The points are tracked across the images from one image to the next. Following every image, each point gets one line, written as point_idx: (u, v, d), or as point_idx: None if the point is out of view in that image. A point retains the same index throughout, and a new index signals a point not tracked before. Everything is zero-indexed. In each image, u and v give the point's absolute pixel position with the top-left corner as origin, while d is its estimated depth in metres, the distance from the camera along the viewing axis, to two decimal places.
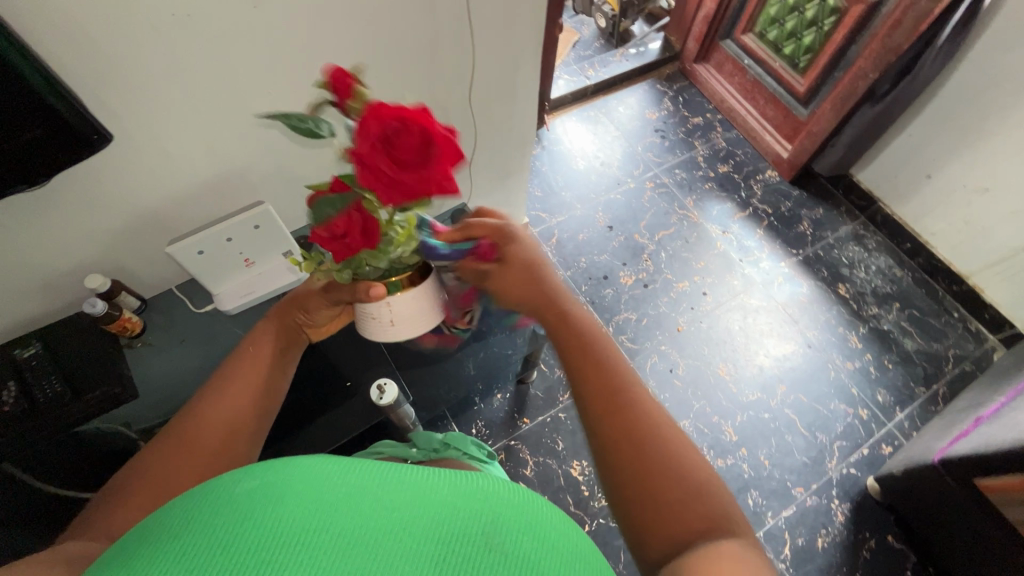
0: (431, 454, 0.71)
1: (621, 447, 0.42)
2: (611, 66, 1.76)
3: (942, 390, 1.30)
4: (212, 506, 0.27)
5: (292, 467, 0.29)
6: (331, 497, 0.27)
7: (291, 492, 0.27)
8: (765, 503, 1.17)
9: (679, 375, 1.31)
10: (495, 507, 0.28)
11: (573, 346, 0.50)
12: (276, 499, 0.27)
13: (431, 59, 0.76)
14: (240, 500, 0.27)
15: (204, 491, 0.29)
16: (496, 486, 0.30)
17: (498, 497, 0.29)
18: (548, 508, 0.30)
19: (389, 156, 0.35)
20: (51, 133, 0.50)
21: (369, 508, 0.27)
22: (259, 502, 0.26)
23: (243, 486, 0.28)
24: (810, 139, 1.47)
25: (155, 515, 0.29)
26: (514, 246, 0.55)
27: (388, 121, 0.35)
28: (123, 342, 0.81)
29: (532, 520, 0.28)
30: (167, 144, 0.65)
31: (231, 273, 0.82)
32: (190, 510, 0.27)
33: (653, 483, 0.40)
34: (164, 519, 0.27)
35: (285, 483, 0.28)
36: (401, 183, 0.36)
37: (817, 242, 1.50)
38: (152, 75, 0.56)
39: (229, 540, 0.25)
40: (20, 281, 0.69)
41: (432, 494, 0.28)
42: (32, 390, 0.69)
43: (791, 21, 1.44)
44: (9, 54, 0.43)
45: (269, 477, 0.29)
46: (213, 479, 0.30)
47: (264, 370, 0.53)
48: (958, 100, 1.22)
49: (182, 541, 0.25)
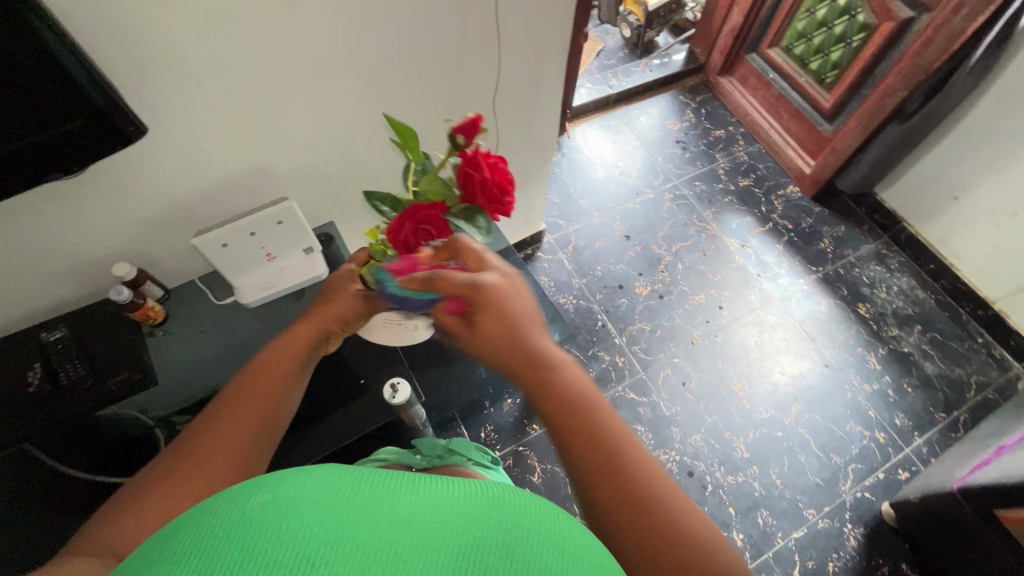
0: (436, 461, 0.71)
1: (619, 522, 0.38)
2: (635, 75, 1.75)
3: (963, 417, 1.27)
4: (220, 520, 0.25)
5: (304, 479, 0.27)
6: (346, 510, 0.25)
7: (299, 503, 0.25)
8: (775, 523, 1.15)
9: (692, 389, 1.30)
10: (512, 515, 0.26)
11: (550, 406, 0.43)
12: (285, 512, 0.25)
13: (459, 63, 0.77)
14: (251, 515, 0.25)
15: (209, 505, 0.27)
16: (509, 492, 0.28)
17: (511, 505, 0.27)
18: (560, 515, 0.28)
19: (495, 183, 0.49)
20: (92, 123, 0.52)
21: (388, 519, 0.25)
22: (267, 515, 0.24)
23: (252, 501, 0.26)
24: (834, 155, 1.46)
25: (155, 538, 0.26)
26: (487, 304, 0.48)
27: (494, 162, 0.50)
28: (145, 330, 0.82)
29: (551, 530, 0.26)
30: (198, 139, 0.66)
31: (253, 266, 0.83)
32: (200, 524, 0.25)
33: (650, 547, 0.37)
34: (165, 542, 0.25)
35: (293, 496, 0.26)
36: (496, 205, 0.51)
37: (838, 260, 1.47)
38: (187, 70, 0.58)
39: (242, 557, 0.23)
40: (51, 266, 0.71)
41: (448, 504, 0.26)
42: (56, 373, 0.72)
43: (819, 36, 1.41)
44: (56, 48, 0.45)
45: (275, 491, 0.26)
46: (216, 496, 0.27)
47: (279, 380, 0.53)
48: (989, 120, 1.20)
49: (191, 558, 0.23)
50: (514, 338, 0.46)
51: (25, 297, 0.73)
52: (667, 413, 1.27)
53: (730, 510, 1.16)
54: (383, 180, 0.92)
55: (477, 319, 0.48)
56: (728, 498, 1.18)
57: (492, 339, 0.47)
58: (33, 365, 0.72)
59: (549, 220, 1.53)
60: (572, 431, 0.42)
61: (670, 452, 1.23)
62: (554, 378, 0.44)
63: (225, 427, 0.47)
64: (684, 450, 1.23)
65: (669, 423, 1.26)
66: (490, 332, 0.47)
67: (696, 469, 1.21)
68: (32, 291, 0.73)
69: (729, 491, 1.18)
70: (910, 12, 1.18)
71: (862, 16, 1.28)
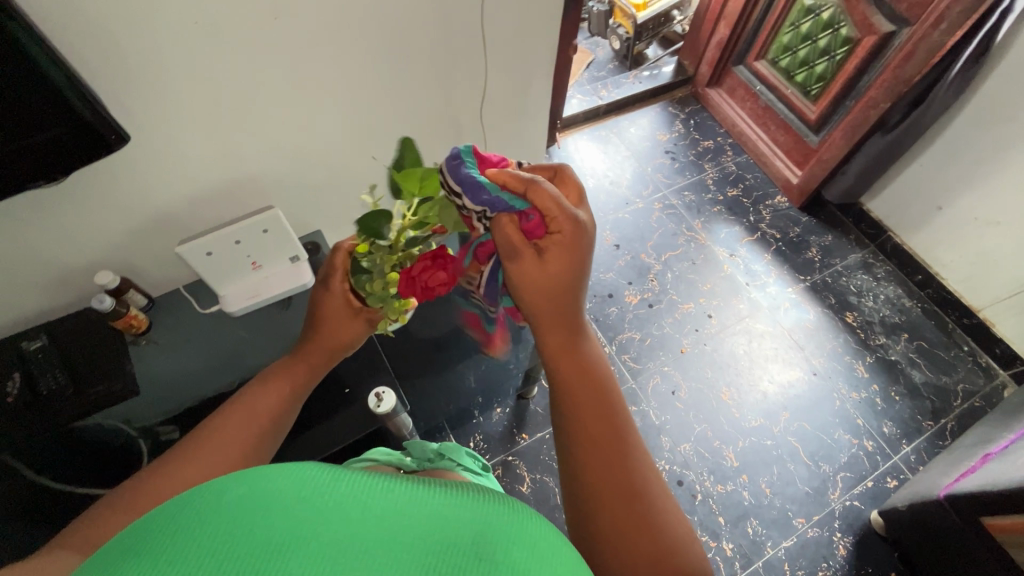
0: (425, 464, 0.71)
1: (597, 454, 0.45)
2: (624, 87, 1.78)
3: (950, 425, 1.28)
4: (193, 513, 0.25)
5: (282, 475, 0.28)
6: (319, 506, 0.25)
7: (275, 499, 0.25)
8: (765, 533, 1.15)
9: (681, 398, 1.30)
10: (486, 519, 0.27)
11: (563, 358, 0.50)
12: (260, 507, 0.25)
13: (445, 73, 0.78)
14: (225, 509, 0.25)
15: (185, 497, 0.27)
16: (483, 498, 0.29)
17: (486, 511, 0.27)
18: (535, 520, 0.29)
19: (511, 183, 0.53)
20: (73, 130, 0.52)
21: (361, 518, 0.25)
22: (242, 511, 0.25)
23: (226, 496, 0.26)
24: (820, 166, 1.47)
25: (130, 527, 0.26)
26: (574, 241, 0.47)
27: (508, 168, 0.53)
28: (128, 339, 0.82)
29: (523, 535, 0.27)
30: (182, 148, 0.66)
31: (238, 273, 0.83)
32: (174, 514, 0.26)
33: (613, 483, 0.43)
34: (138, 533, 0.25)
35: (269, 492, 0.26)
36: None
37: (825, 269, 1.49)
38: (171, 79, 0.58)
39: (213, 549, 0.23)
40: (31, 274, 0.70)
41: (420, 506, 0.27)
42: (35, 384, 0.70)
43: (803, 49, 1.44)
44: (35, 55, 0.45)
45: (252, 486, 0.27)
46: (192, 489, 0.28)
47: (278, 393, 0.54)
48: (969, 131, 1.22)
49: (163, 548, 0.23)
50: (564, 289, 0.49)
51: (5, 306, 0.73)
52: (657, 422, 1.27)
53: (720, 520, 1.16)
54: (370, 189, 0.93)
55: (548, 252, 0.48)
56: (718, 508, 1.17)
57: (550, 281, 0.48)
58: (13, 376, 0.70)
59: None
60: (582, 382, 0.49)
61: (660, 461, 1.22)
62: (575, 346, 0.51)
63: (226, 435, 0.48)
64: (674, 459, 1.23)
65: (658, 432, 1.26)
66: (551, 270, 0.48)
67: (685, 478, 1.20)
68: (12, 299, 0.72)
69: (719, 501, 1.18)
70: (891, 26, 1.21)
71: (845, 30, 1.31)
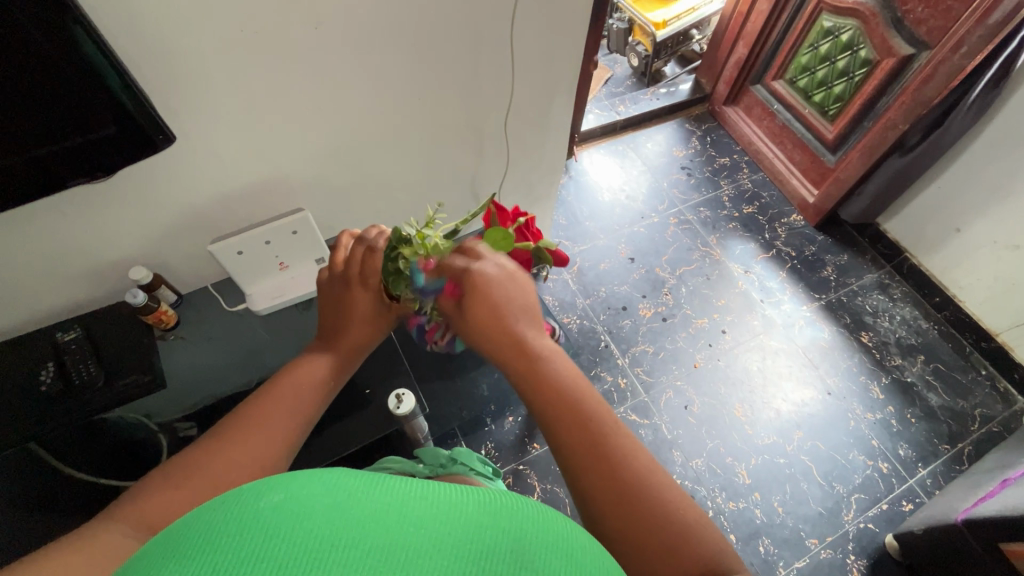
0: (438, 468, 0.72)
1: (603, 485, 0.40)
2: (642, 103, 1.80)
3: (967, 449, 1.26)
4: (235, 517, 0.26)
5: (321, 482, 0.28)
6: (357, 512, 0.26)
7: (316, 506, 0.26)
8: (777, 552, 1.14)
9: (694, 412, 1.30)
10: (523, 533, 0.27)
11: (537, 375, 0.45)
12: (301, 512, 0.26)
13: (473, 85, 0.80)
14: (264, 516, 0.26)
15: (222, 502, 0.28)
16: (520, 504, 0.29)
17: (523, 517, 0.28)
18: (568, 526, 0.29)
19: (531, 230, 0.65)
20: (122, 129, 0.54)
21: (399, 523, 0.25)
22: (284, 515, 0.25)
23: (268, 500, 0.27)
24: (837, 185, 1.48)
25: (174, 529, 0.27)
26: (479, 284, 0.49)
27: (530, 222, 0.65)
28: (157, 334, 0.83)
29: (558, 541, 0.27)
30: (220, 148, 0.69)
31: (266, 274, 0.85)
32: (214, 520, 0.26)
33: (647, 520, 0.38)
34: (185, 535, 0.26)
35: (309, 497, 0.27)
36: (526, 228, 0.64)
37: (840, 288, 1.48)
38: (214, 82, 0.60)
39: (259, 553, 0.24)
40: (69, 268, 0.73)
41: (460, 513, 0.27)
42: (68, 374, 0.73)
43: (822, 69, 1.45)
44: (96, 58, 0.47)
45: (292, 491, 0.27)
46: (234, 492, 0.29)
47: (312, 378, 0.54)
48: (989, 154, 1.22)
49: (209, 554, 0.24)
50: (508, 326, 0.48)
51: (43, 297, 0.75)
52: (669, 436, 1.26)
53: (731, 538, 1.15)
54: (394, 194, 0.95)
55: (469, 302, 0.49)
56: (729, 525, 1.16)
57: (488, 323, 0.48)
58: (47, 364, 0.73)
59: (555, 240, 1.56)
60: (552, 414, 0.43)
61: (672, 475, 1.22)
62: (544, 366, 0.45)
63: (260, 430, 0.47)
64: (686, 474, 1.22)
65: (670, 446, 1.25)
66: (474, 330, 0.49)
67: (697, 493, 1.20)
68: (49, 292, 0.75)
69: (731, 518, 1.17)
70: (910, 49, 1.22)
71: (864, 51, 1.32)
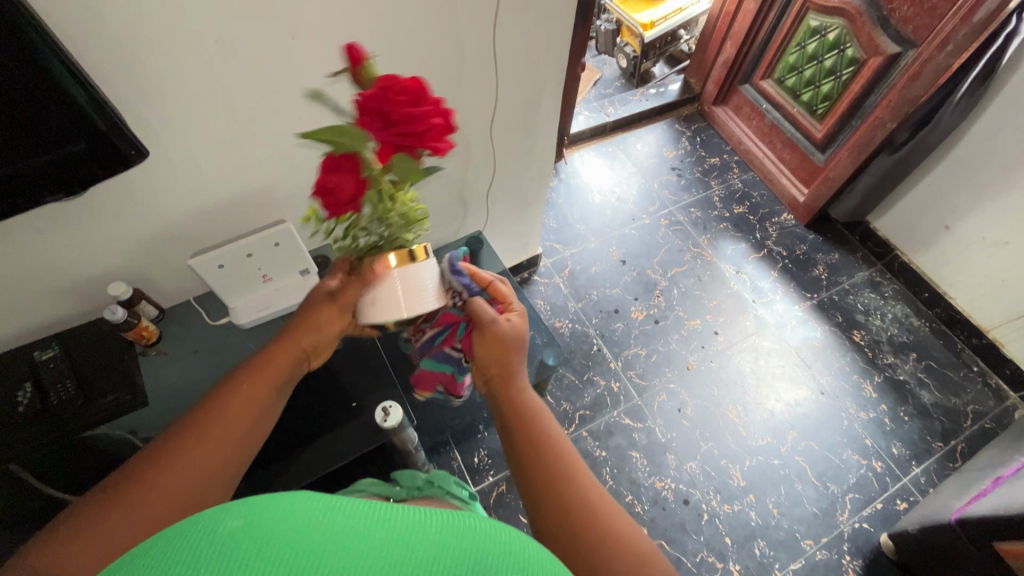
0: (414, 492, 0.69)
1: (545, 480, 0.48)
2: (632, 104, 1.79)
3: (961, 446, 1.26)
4: (188, 549, 0.25)
5: (282, 506, 0.27)
6: (315, 538, 0.25)
7: (272, 533, 0.25)
8: (773, 554, 1.13)
9: (687, 415, 1.29)
10: (484, 556, 0.26)
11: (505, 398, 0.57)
12: (258, 542, 0.24)
13: (456, 91, 0.79)
14: (217, 546, 0.25)
15: (181, 529, 0.27)
16: (480, 523, 0.28)
17: (484, 538, 0.27)
18: (531, 545, 0.28)
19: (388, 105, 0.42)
20: (92, 145, 0.53)
21: (356, 552, 0.25)
22: (240, 545, 0.24)
23: (225, 525, 0.26)
24: (827, 184, 1.48)
25: (132, 554, 0.26)
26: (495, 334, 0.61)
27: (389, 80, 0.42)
28: (139, 349, 0.82)
29: (520, 563, 0.26)
30: (197, 161, 0.67)
31: (248, 287, 0.84)
32: (167, 548, 0.25)
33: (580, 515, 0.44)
34: (141, 563, 0.25)
35: (269, 523, 0.26)
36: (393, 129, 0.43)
37: (832, 286, 1.48)
38: (190, 95, 0.59)
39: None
40: (43, 285, 0.71)
41: (422, 534, 0.26)
42: (45, 393, 0.72)
43: (809, 69, 1.45)
44: (58, 73, 0.46)
45: (252, 516, 0.26)
46: (194, 517, 0.27)
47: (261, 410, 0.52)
48: (975, 151, 1.23)
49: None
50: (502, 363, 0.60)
51: (20, 316, 0.74)
52: (663, 439, 1.26)
53: (726, 540, 1.15)
54: None
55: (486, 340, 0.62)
56: (724, 528, 1.16)
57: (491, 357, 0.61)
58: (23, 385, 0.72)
59: (546, 244, 1.55)
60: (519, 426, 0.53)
61: (666, 479, 1.21)
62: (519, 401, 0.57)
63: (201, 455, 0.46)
64: (680, 478, 1.21)
65: (664, 449, 1.25)
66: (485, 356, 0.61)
67: (691, 496, 1.19)
68: (26, 311, 0.73)
69: (725, 520, 1.17)
70: (896, 48, 1.22)
71: (851, 51, 1.32)
